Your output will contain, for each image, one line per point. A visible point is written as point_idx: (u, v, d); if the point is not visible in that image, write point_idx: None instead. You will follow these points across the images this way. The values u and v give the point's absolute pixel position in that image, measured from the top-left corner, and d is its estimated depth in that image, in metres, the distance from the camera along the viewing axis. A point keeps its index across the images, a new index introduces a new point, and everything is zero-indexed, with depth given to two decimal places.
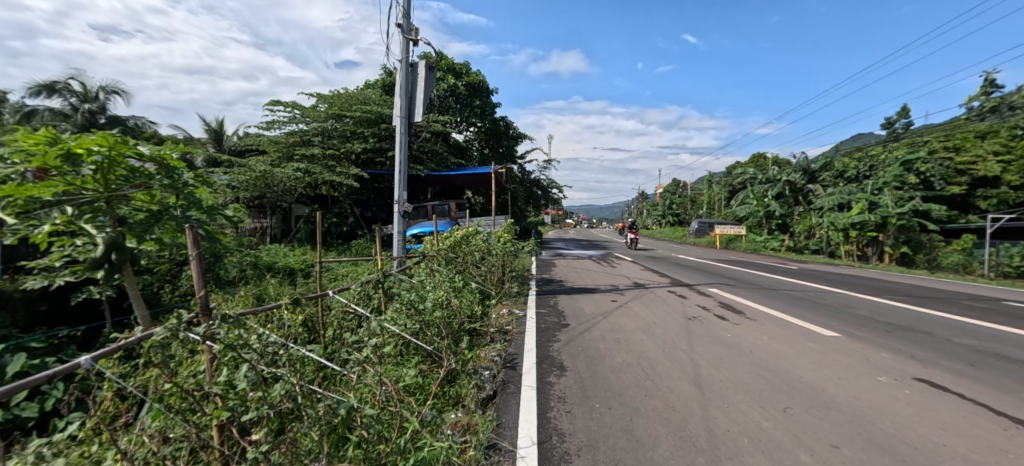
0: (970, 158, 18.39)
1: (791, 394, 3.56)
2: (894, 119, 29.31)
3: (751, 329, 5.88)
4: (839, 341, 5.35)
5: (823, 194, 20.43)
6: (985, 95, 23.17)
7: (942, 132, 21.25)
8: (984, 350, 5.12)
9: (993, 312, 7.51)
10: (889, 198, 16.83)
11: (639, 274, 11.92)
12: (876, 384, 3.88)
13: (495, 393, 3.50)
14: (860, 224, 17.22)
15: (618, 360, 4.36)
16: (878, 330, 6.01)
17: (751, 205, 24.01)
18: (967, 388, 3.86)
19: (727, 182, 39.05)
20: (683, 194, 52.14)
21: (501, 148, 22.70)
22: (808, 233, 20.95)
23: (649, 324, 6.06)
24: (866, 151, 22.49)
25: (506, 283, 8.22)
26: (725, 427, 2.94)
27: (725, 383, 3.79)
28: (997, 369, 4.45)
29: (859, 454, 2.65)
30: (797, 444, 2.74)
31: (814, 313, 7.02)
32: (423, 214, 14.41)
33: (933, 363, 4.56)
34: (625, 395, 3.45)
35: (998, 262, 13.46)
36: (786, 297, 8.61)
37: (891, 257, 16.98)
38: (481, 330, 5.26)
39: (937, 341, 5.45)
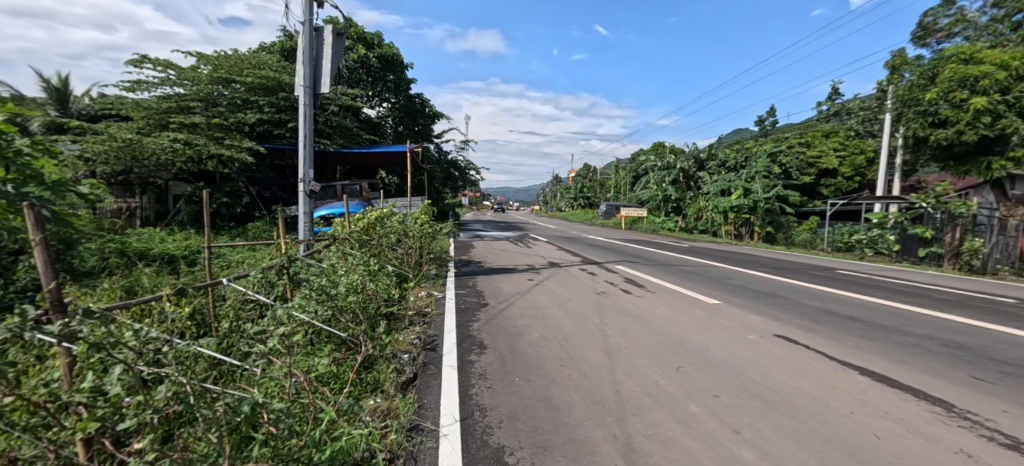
0: (817, 153, 22.00)
1: (684, 355, 4.00)
2: (764, 117, 33.86)
3: (652, 301, 6.44)
4: (721, 307, 6.14)
5: (709, 181, 22.94)
6: (831, 100, 27.67)
7: (799, 130, 25.07)
8: (823, 309, 6.27)
9: (830, 279, 9.19)
10: (759, 184, 19.42)
11: (553, 254, 12.44)
12: (748, 341, 4.54)
13: (415, 375, 3.44)
14: (737, 207, 19.75)
15: (536, 335, 4.54)
16: (750, 296, 7.02)
17: (652, 189, 26.21)
18: (810, 340, 4.70)
19: (631, 169, 42.21)
20: (592, 178, 55.25)
21: (416, 127, 21.84)
22: (697, 215, 23.44)
23: (565, 300, 6.37)
24: (743, 144, 25.62)
25: (424, 265, 8.01)
26: (630, 388, 3.22)
27: (630, 349, 4.14)
28: (831, 323, 5.48)
29: (734, 400, 3.07)
30: (688, 397, 3.10)
31: (701, 285, 7.97)
32: (332, 194, 13.46)
33: (788, 321, 5.46)
34: (543, 366, 3.62)
35: (834, 238, 16.48)
36: (678, 271, 9.61)
37: (760, 235, 19.77)
38: (399, 314, 5.09)
39: (791, 303, 6.54)
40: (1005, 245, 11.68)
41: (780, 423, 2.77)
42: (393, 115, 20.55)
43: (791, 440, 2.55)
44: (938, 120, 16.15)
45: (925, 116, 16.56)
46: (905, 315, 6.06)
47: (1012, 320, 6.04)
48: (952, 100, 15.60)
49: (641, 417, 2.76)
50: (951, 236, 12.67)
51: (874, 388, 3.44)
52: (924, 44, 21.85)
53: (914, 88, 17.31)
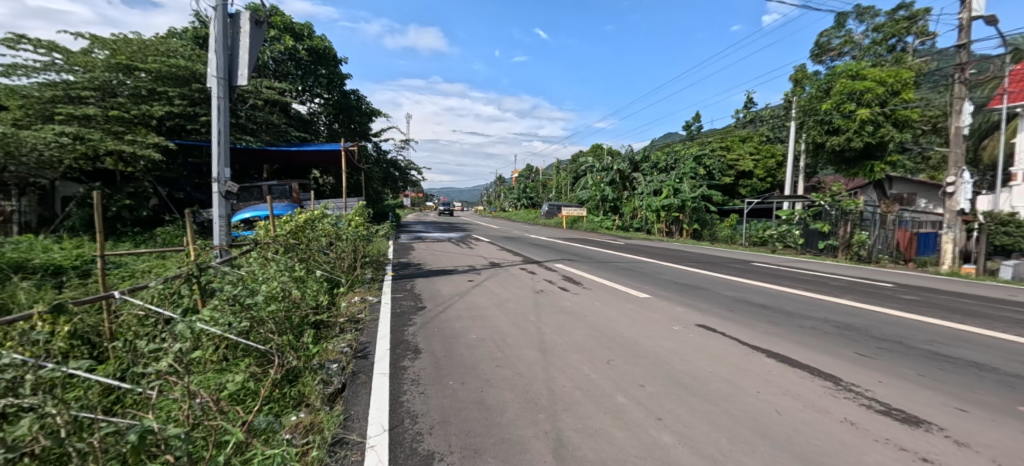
0: (736, 157, 24.00)
1: (614, 348, 4.17)
2: (691, 122, 36.34)
3: (588, 298, 6.66)
4: (650, 301, 6.49)
5: (643, 181, 24.20)
6: (747, 108, 30.31)
7: (721, 135, 27.20)
8: (740, 298, 6.83)
9: (747, 271, 10.05)
10: (687, 185, 20.80)
11: (494, 254, 12.49)
12: (673, 332, 4.83)
13: (343, 385, 3.28)
14: (668, 206, 21.03)
15: (473, 336, 4.51)
16: (677, 289, 7.49)
17: (590, 190, 27.16)
18: (727, 327, 5.10)
19: (571, 170, 43.50)
20: (534, 179, 56.22)
21: (352, 125, 20.94)
22: (632, 214, 24.62)
23: (503, 300, 6.40)
24: (672, 146, 27.30)
25: (358, 269, 7.69)
26: (562, 384, 3.30)
27: (565, 346, 4.24)
28: (745, 311, 6.00)
29: (658, 388, 3.25)
30: (616, 388, 3.23)
31: (634, 280, 8.38)
32: (257, 195, 12.52)
33: (708, 311, 5.90)
34: (479, 367, 3.61)
35: (751, 234, 18.07)
36: (614, 268, 10.03)
37: (688, 232, 21.20)
38: (329, 322, 4.84)
39: (713, 295, 7.06)
40: (886, 237, 13.66)
41: (696, 407, 2.98)
42: (327, 112, 19.55)
43: (706, 422, 2.75)
44: (832, 128, 18.29)
45: (822, 124, 18.65)
46: (807, 301, 6.77)
47: (889, 302, 6.97)
48: (842, 111, 17.72)
49: (572, 412, 2.84)
50: (844, 230, 14.40)
51: (777, 368, 3.81)
52: (821, 60, 24.62)
53: (814, 99, 19.45)
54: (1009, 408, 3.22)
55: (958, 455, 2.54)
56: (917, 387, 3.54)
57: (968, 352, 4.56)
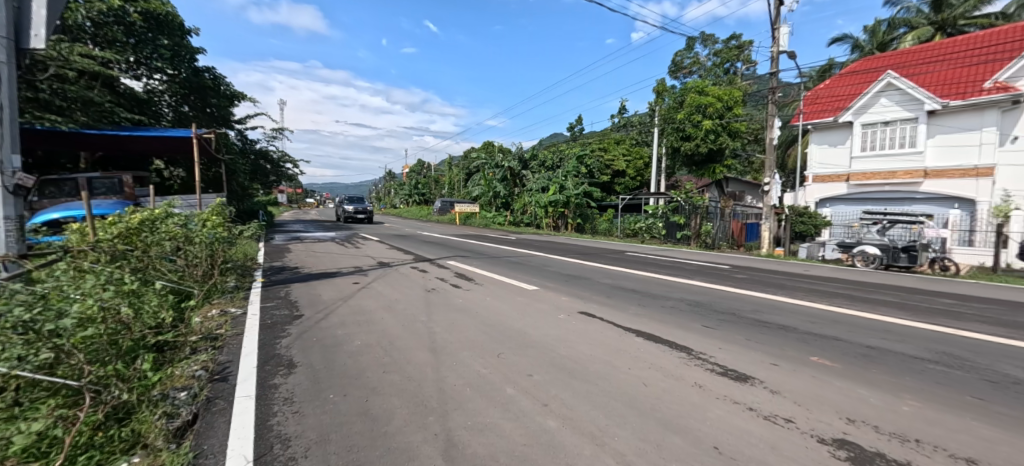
0: (612, 157, 26.40)
1: (504, 342, 4.24)
2: (573, 124, 38.96)
3: (479, 293, 6.70)
4: (538, 292, 6.77)
5: (532, 178, 25.24)
6: (620, 114, 33.50)
7: (599, 137, 29.64)
8: (616, 285, 7.51)
9: (623, 260, 11.12)
10: (571, 182, 22.24)
11: (382, 253, 11.91)
12: (557, 320, 5.10)
13: (195, 416, 2.77)
14: (555, 202, 22.26)
15: (357, 343, 4.21)
16: (563, 280, 7.96)
17: (482, 186, 27.47)
18: (604, 312, 5.57)
19: (464, 166, 43.60)
20: (426, 174, 55.10)
21: (208, 108, 18.09)
22: (523, 210, 25.56)
23: (392, 302, 6.10)
24: (558, 146, 28.95)
25: (217, 277, 6.65)
26: (453, 383, 3.23)
27: (456, 344, 4.18)
28: (620, 296, 6.61)
29: (545, 376, 3.38)
30: (506, 381, 3.28)
31: (524, 273, 8.68)
32: (72, 191, 10.12)
33: (589, 299, 6.37)
34: (364, 376, 3.37)
35: (625, 227, 20.05)
36: (504, 262, 10.28)
37: (573, 226, 22.74)
38: (177, 342, 4.08)
39: (593, 283, 7.65)
40: (724, 227, 16.24)
41: (578, 389, 3.16)
42: (173, 92, 16.52)
43: (587, 402, 2.94)
44: (686, 135, 21.17)
45: (678, 132, 21.49)
46: (667, 284, 7.73)
47: (729, 282, 8.29)
48: (693, 121, 20.62)
49: (462, 410, 2.80)
50: (695, 222, 16.79)
51: (645, 345, 4.26)
52: (676, 77, 28.31)
53: (671, 109, 22.30)
54: (805, 360, 4.08)
55: (773, 402, 3.13)
56: (746, 349, 4.28)
57: (781, 317, 5.64)
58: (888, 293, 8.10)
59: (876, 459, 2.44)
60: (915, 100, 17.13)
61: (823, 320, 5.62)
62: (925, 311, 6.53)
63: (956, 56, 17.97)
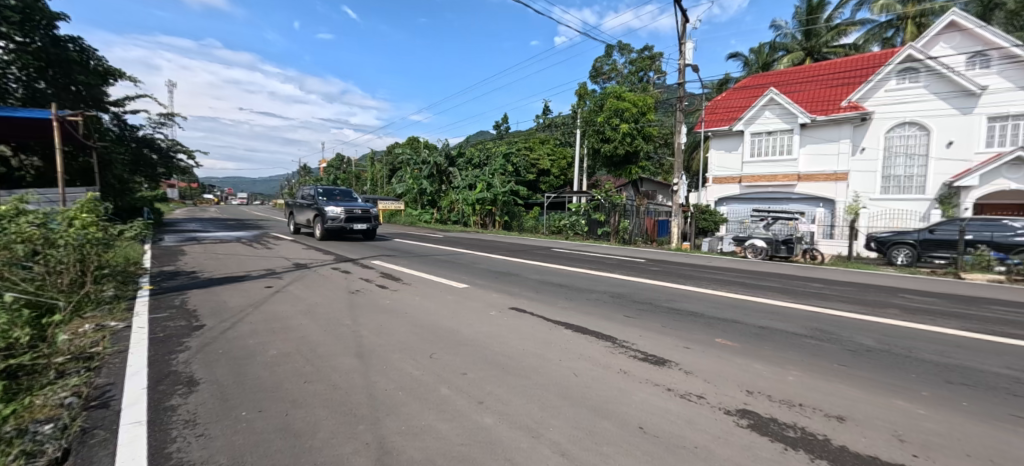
0: (537, 157, 26.99)
1: (436, 341, 4.12)
2: (500, 123, 39.26)
3: (406, 293, 6.47)
4: (468, 290, 6.71)
5: (458, 176, 24.97)
6: (545, 115, 34.39)
7: (525, 137, 30.17)
8: (543, 280, 7.68)
9: (549, 256, 11.43)
10: (497, 180, 22.38)
11: (297, 254, 11.05)
12: (488, 317, 5.08)
13: (65, 453, 2.32)
14: (482, 200, 22.25)
15: (272, 352, 3.83)
16: (492, 276, 7.97)
17: (407, 183, 26.63)
18: (533, 307, 5.65)
19: (388, 162, 42.00)
20: (347, 170, 52.26)
21: (72, 86, 15.41)
22: (450, 208, 25.21)
23: (311, 305, 5.66)
24: (485, 144, 29.01)
25: (91, 286, 5.68)
26: (383, 387, 3.07)
27: (384, 347, 3.97)
28: (547, 291, 6.77)
29: (479, 374, 3.34)
30: (439, 381, 3.18)
31: (453, 271, 8.55)
32: None
33: (518, 294, 6.44)
34: (282, 388, 3.07)
35: (550, 224, 20.58)
36: (431, 261, 10.05)
37: (500, 223, 22.92)
38: (37, 366, 3.40)
39: (521, 279, 7.75)
40: (639, 224, 17.55)
41: (513, 384, 3.16)
42: (22, 63, 13.82)
43: (521, 396, 2.95)
44: (605, 137, 22.34)
45: (599, 134, 22.60)
46: (591, 277, 8.08)
47: (646, 274, 8.86)
48: (612, 123, 21.78)
49: (395, 414, 2.66)
50: (614, 219, 17.79)
51: (574, 337, 4.39)
52: (596, 81, 29.67)
53: (592, 112, 23.40)
54: (711, 341, 4.49)
55: (688, 381, 3.39)
56: (662, 335, 4.59)
57: (691, 305, 6.14)
58: (775, 279, 9.20)
59: (772, 425, 2.75)
60: (792, 114, 19.57)
61: (724, 305, 6.24)
62: (804, 294, 7.52)
63: (821, 78, 20.88)
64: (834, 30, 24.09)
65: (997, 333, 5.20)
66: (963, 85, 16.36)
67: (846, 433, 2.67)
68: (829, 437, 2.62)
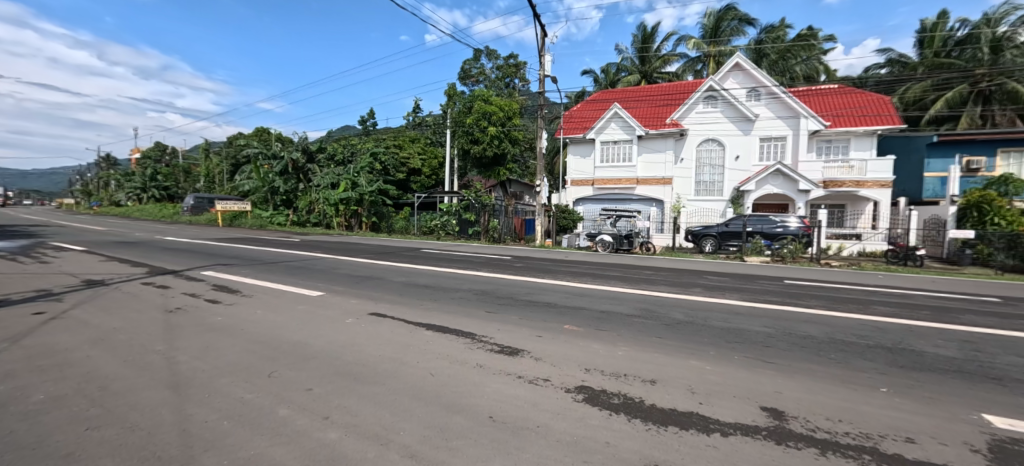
0: (407, 155, 26.18)
1: (278, 358, 3.73)
2: (365, 118, 37.06)
3: (245, 306, 5.69)
4: (321, 298, 6.19)
5: (319, 173, 22.84)
6: (414, 113, 33.60)
7: (393, 134, 29.05)
8: (409, 283, 7.51)
9: (418, 257, 11.22)
10: (364, 179, 21.05)
11: (92, 268, 8.78)
12: (342, 325, 4.78)
13: None
14: (346, 200, 20.68)
15: (39, 398, 3.00)
16: (353, 282, 7.50)
17: (254, 180, 23.31)
18: (394, 310, 5.50)
19: (229, 155, 36.20)
20: (172, 163, 43.51)
21: None
22: (309, 208, 22.86)
23: (107, 332, 4.57)
24: (348, 139, 27.11)
25: None
26: (204, 419, 2.66)
27: (208, 372, 3.43)
28: (411, 293, 6.64)
29: (325, 387, 3.12)
30: (277, 401, 2.89)
31: (306, 278, 7.79)
32: None
33: (380, 299, 6.18)
34: (50, 442, 2.42)
35: (422, 224, 20.17)
36: (281, 268, 9.00)
37: (367, 225, 21.61)
38: None
39: (385, 283, 7.45)
40: (508, 224, 18.39)
41: (363, 392, 3.05)
42: None
43: (372, 404, 2.86)
44: (474, 139, 22.78)
45: (468, 135, 22.91)
46: (457, 277, 8.18)
47: (511, 271, 9.33)
48: (481, 126, 22.33)
49: (216, 448, 2.33)
50: (484, 218, 18.38)
51: (434, 337, 4.41)
52: (465, 83, 30.02)
53: (462, 114, 23.65)
54: (561, 328, 4.96)
55: (536, 368, 3.70)
56: (519, 327, 4.90)
57: (548, 297, 6.68)
58: (620, 270, 10.55)
59: (602, 396, 3.17)
60: (631, 127, 22.65)
61: (575, 294, 6.94)
62: (640, 280, 8.80)
63: (651, 99, 24.67)
64: (662, 58, 28.81)
65: (763, 301, 6.83)
66: (743, 112, 21.03)
67: (655, 393, 3.23)
68: (643, 398, 3.14)
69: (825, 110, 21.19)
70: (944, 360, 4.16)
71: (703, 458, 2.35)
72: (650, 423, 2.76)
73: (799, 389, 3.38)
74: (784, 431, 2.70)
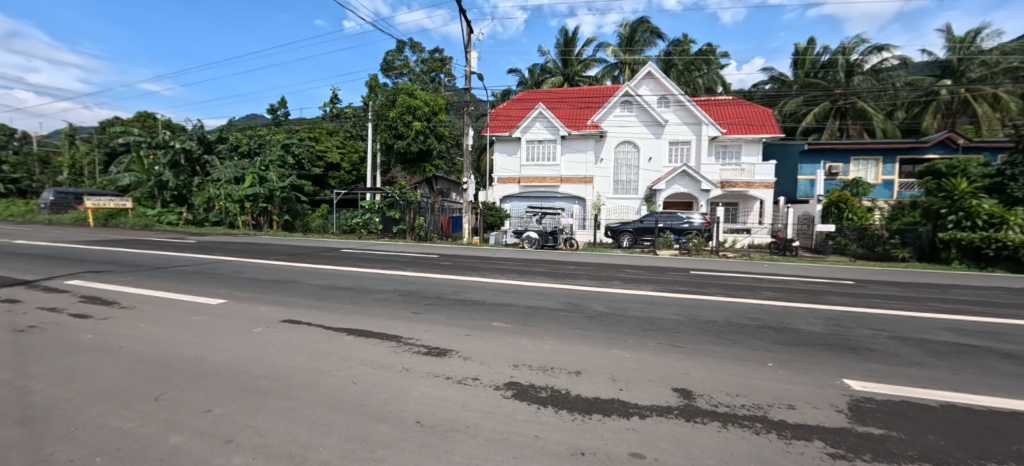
0: (324, 148, 24.51)
1: (168, 378, 3.28)
2: (275, 107, 34.08)
3: (125, 320, 4.93)
4: (223, 306, 5.57)
5: (219, 166, 20.60)
6: (332, 104, 31.59)
7: (307, 126, 27.03)
8: (327, 285, 7.04)
9: (337, 258, 10.58)
10: (274, 174, 19.39)
11: None
12: (248, 336, 4.34)
13: None
14: (252, 196, 18.90)
15: None
16: (261, 287, 6.85)
17: (137, 173, 20.32)
18: (310, 316, 5.11)
19: (103, 143, 31.20)
20: (24, 151, 36.45)
21: None
22: (207, 205, 20.51)
23: None
24: (254, 130, 24.77)
25: None
26: (68, 458, 2.25)
27: (75, 401, 2.91)
28: (330, 296, 6.23)
29: (228, 407, 2.81)
30: (166, 428, 2.54)
31: (204, 285, 6.96)
32: None
33: (293, 304, 5.72)
34: None
35: (341, 223, 19.03)
36: (172, 274, 7.95)
37: (278, 224, 19.86)
38: None
39: (299, 286, 6.91)
40: (434, 221, 18.11)
41: (274, 409, 2.79)
42: None
43: (283, 421, 2.62)
44: (398, 133, 22.00)
45: (391, 130, 22.08)
46: (380, 277, 7.84)
47: (438, 269, 9.16)
48: (405, 121, 21.62)
49: None
50: (409, 216, 17.85)
51: (355, 343, 4.18)
52: (387, 75, 28.81)
53: (384, 107, 22.75)
54: (489, 325, 4.96)
55: (464, 367, 3.66)
56: (446, 327, 4.83)
57: (476, 294, 6.66)
58: (545, 265, 10.84)
59: (530, 390, 3.22)
60: (555, 127, 23.35)
61: (502, 291, 6.99)
62: (564, 275, 9.10)
63: (573, 100, 25.63)
64: (583, 62, 30.02)
65: (673, 291, 7.42)
66: (655, 117, 22.65)
67: (581, 383, 3.35)
68: (569, 389, 3.24)
69: (723, 118, 23.57)
70: (816, 335, 4.84)
71: (624, 441, 2.48)
72: (576, 413, 2.86)
73: (705, 369, 3.71)
74: (693, 409, 2.94)
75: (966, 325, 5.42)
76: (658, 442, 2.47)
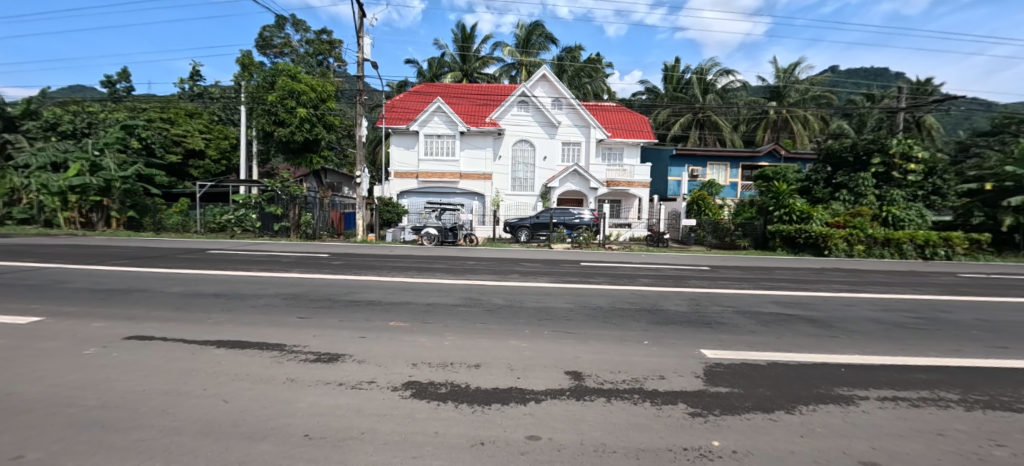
0: (181, 132, 20.96)
1: None
2: (113, 79, 28.31)
3: None
4: (40, 326, 4.53)
5: (28, 150, 16.68)
6: (192, 81, 27.26)
7: (158, 104, 22.95)
8: (189, 293, 6.14)
9: (200, 260, 9.23)
10: (111, 160, 16.21)
11: None
12: (81, 360, 3.62)
13: None
14: (80, 187, 15.59)
15: None
16: (96, 299, 5.70)
17: None
18: (166, 330, 4.43)
19: None
20: None
21: None
22: (9, 198, 16.50)
23: None
24: (82, 106, 20.38)
25: None
26: None
27: None
28: (194, 305, 5.46)
29: (53, 447, 2.33)
30: None
31: (8, 300, 5.54)
32: None
33: (144, 317, 4.89)
34: None
35: (206, 220, 16.54)
36: None
37: (119, 222, 16.50)
38: None
39: (152, 296, 5.91)
40: (323, 218, 16.99)
41: (120, 441, 2.39)
42: None
43: (134, 456, 2.25)
44: (279, 120, 19.95)
45: (269, 115, 19.94)
46: (258, 281, 7.07)
47: (328, 269, 8.56)
48: (286, 106, 19.66)
49: None
50: (294, 212, 16.31)
51: (227, 356, 3.74)
52: (264, 53, 25.80)
53: (260, 89, 20.79)
54: (386, 325, 4.82)
55: (357, 371, 3.52)
56: (337, 330, 4.57)
57: (371, 294, 6.39)
58: (444, 261, 10.78)
59: (429, 387, 3.23)
60: (453, 122, 23.21)
61: (399, 289, 6.81)
62: (463, 271, 9.16)
63: (471, 97, 25.73)
64: (480, 60, 30.25)
65: (566, 282, 7.95)
66: (549, 118, 23.82)
67: (479, 376, 3.46)
68: (469, 383, 3.32)
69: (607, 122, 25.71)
70: (680, 314, 5.61)
71: (520, 427, 2.64)
72: (475, 405, 2.95)
73: (592, 352, 4.07)
74: (581, 388, 3.23)
75: (786, 298, 6.79)
76: (551, 422, 2.68)
